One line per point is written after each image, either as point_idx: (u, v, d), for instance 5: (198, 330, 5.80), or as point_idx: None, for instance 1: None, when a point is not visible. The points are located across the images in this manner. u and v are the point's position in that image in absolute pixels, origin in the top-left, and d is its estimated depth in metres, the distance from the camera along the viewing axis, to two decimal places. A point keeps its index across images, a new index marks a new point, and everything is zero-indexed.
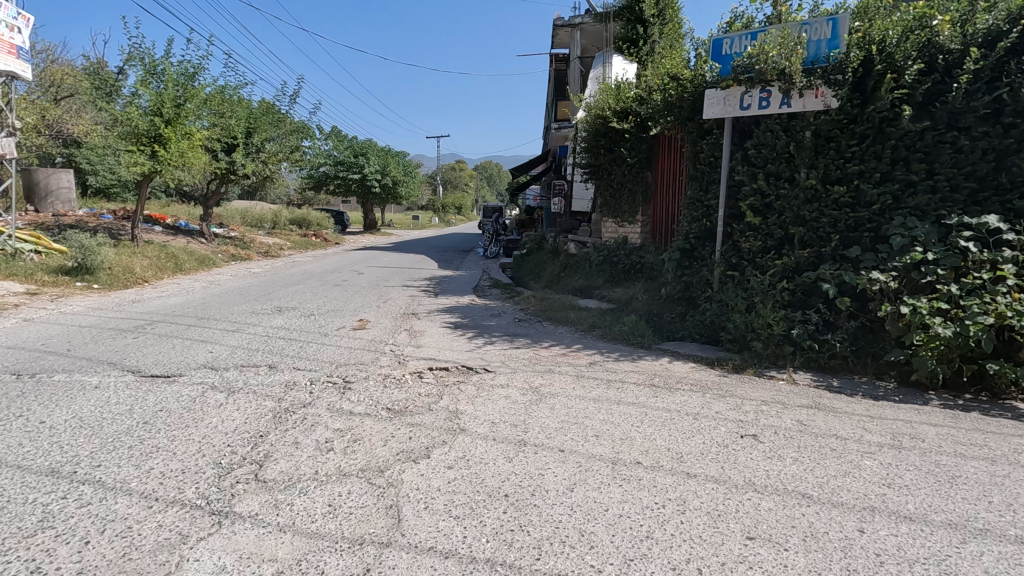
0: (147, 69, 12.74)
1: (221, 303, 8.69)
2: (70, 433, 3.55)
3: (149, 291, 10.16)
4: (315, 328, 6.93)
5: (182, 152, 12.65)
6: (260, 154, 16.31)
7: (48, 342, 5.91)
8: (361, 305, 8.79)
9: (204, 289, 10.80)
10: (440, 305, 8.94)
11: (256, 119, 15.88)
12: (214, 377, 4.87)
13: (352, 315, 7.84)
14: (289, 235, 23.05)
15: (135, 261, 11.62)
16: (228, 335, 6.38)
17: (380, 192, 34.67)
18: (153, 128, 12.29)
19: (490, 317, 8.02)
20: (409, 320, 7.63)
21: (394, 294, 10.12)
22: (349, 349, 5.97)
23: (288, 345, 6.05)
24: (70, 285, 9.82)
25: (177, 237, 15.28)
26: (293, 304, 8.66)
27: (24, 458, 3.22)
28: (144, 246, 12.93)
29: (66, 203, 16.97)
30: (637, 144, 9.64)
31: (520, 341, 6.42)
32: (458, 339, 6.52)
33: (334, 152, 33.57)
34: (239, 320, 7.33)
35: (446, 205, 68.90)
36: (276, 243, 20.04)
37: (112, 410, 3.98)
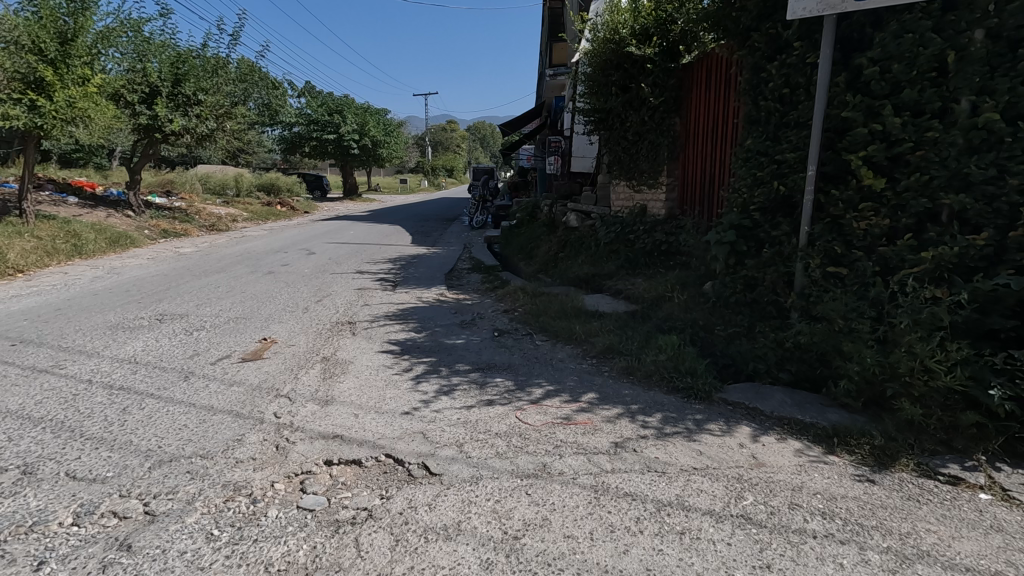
0: None
1: (81, 309, 6.17)
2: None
3: (11, 287, 7.59)
4: (178, 362, 4.44)
5: (71, 101, 9.86)
6: (195, 107, 13.40)
7: None
8: (280, 309, 6.28)
9: (95, 280, 8.27)
10: (392, 307, 6.45)
11: (184, 64, 12.98)
12: None
13: (255, 331, 5.35)
14: (250, 204, 20.31)
15: (13, 244, 9.06)
16: (15, 387, 3.89)
17: (359, 154, 31.53)
18: (28, 70, 9.42)
19: (457, 328, 5.55)
20: (334, 339, 5.15)
21: (339, 286, 7.63)
22: (201, 416, 3.51)
23: (100, 409, 3.57)
24: None
25: (94, 212, 12.59)
26: (185, 310, 6.17)
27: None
28: (37, 223, 10.35)
29: None
30: (663, 78, 6.97)
31: (495, 388, 3.95)
32: (394, 383, 4.06)
33: (306, 109, 30.36)
34: (73, 345, 4.83)
35: (436, 167, 65.32)
36: (231, 214, 17.36)
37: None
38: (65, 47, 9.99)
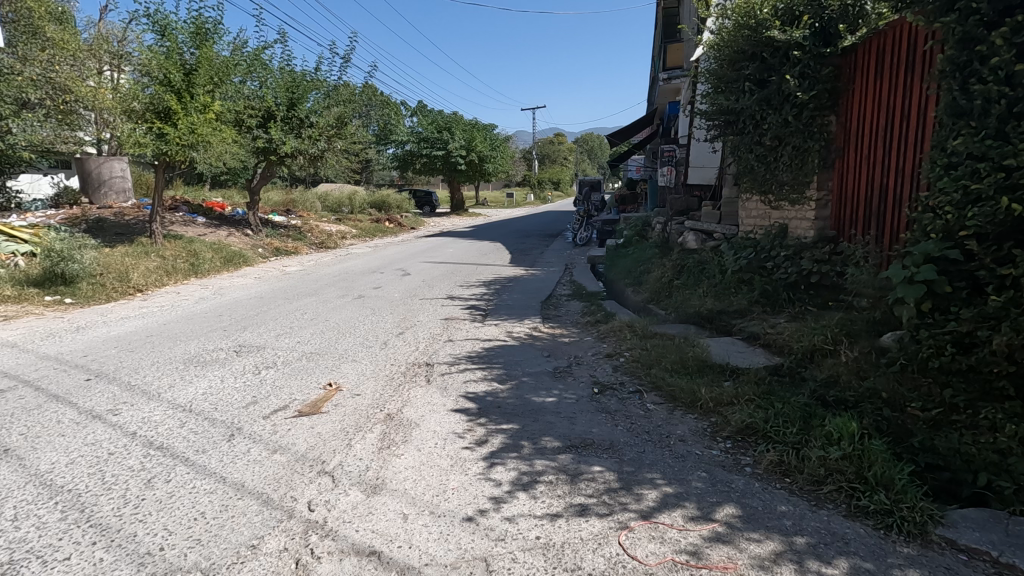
0: (153, 28, 10.57)
1: (170, 337, 6.06)
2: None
3: (126, 306, 7.87)
4: (229, 413, 3.92)
5: (193, 128, 10.41)
6: (308, 129, 13.85)
7: None
8: (358, 343, 5.73)
9: (199, 300, 8.40)
10: (477, 345, 5.64)
11: (298, 87, 13.48)
12: None
13: (323, 373, 4.79)
14: (360, 220, 20.95)
15: (138, 264, 9.53)
16: (58, 439, 3.55)
17: (467, 169, 31.85)
18: (158, 101, 10.26)
19: (548, 380, 4.57)
20: (404, 389, 4.40)
21: (425, 315, 7.00)
22: (225, 500, 2.86)
23: (125, 478, 3.07)
24: (37, 299, 7.74)
25: (218, 231, 13.36)
26: (264, 341, 5.83)
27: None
28: (165, 244, 11.05)
29: (122, 195, 15.93)
30: (814, 67, 5.56)
31: (589, 485, 2.92)
32: (459, 465, 3.18)
33: (418, 128, 31.33)
34: (141, 383, 4.56)
35: (543, 180, 65.22)
36: (341, 231, 17.90)
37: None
38: (189, 78, 10.60)
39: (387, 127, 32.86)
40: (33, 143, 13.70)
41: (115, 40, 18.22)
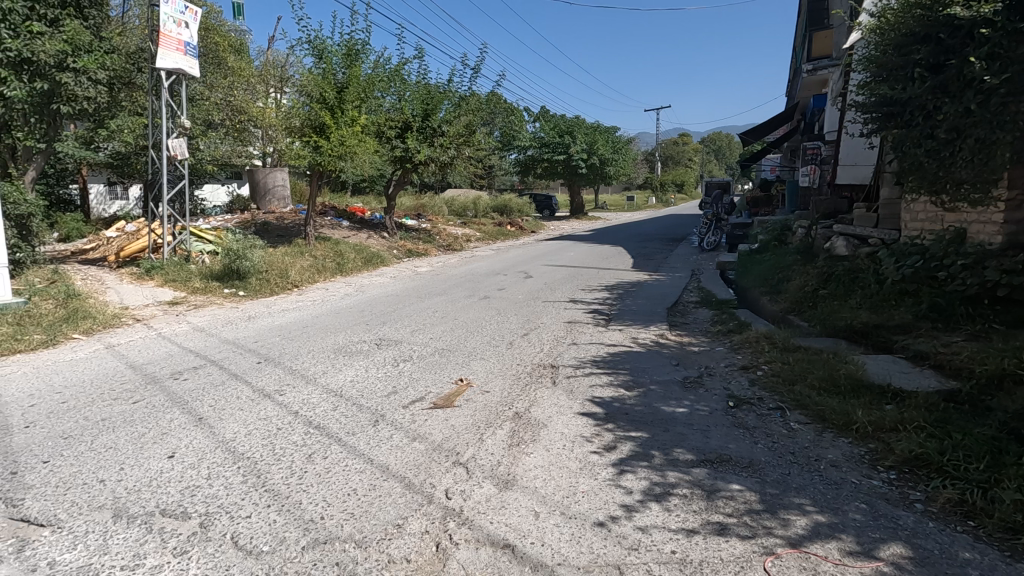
0: (312, 52, 11.89)
1: (322, 328, 6.75)
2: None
3: (287, 300, 8.91)
4: (374, 400, 4.27)
5: (342, 140, 11.53)
6: (440, 138, 14.68)
7: (37, 405, 4.36)
8: (485, 342, 5.95)
9: (345, 296, 9.26)
10: (601, 350, 5.59)
11: (432, 99, 14.33)
12: (71, 556, 2.52)
13: (454, 368, 5.03)
14: (483, 224, 21.75)
15: (295, 263, 10.74)
16: (238, 412, 4.10)
17: (587, 173, 31.71)
18: (314, 117, 11.52)
19: (678, 390, 4.40)
20: (531, 389, 4.49)
21: (548, 317, 7.08)
22: (373, 480, 3.12)
23: (291, 452, 3.48)
24: (217, 292, 9.02)
25: (359, 234, 14.63)
26: (402, 336, 6.28)
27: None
28: (316, 245, 12.33)
29: (282, 201, 18.06)
30: (1009, 44, 4.75)
31: (727, 504, 2.76)
32: (588, 469, 3.16)
33: (540, 133, 31.84)
34: (300, 368, 5.13)
35: (665, 183, 62.96)
36: (466, 234, 18.70)
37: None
38: (341, 95, 11.74)
39: (510, 134, 33.78)
40: (217, 158, 16.02)
41: (280, 65, 20.74)
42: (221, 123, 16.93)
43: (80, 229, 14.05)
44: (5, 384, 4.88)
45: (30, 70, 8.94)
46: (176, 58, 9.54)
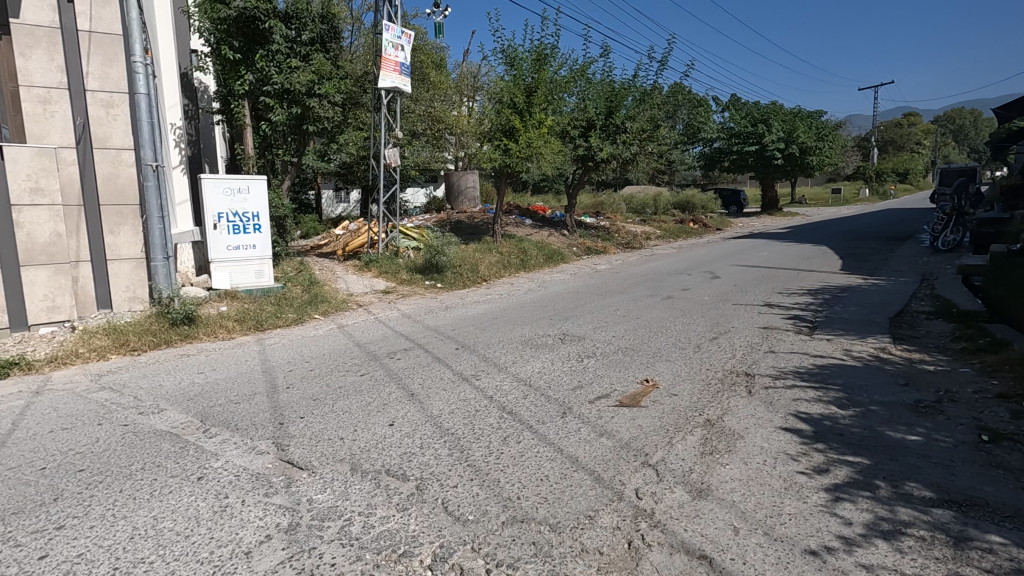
0: (505, 61, 12.67)
1: (510, 320, 7.18)
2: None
3: (477, 292, 9.63)
4: (561, 393, 4.42)
5: (530, 141, 12.08)
6: (622, 134, 14.52)
7: (291, 371, 5.38)
8: (670, 344, 5.75)
9: (528, 291, 9.71)
10: (805, 360, 5.03)
11: (616, 95, 14.23)
12: (322, 497, 3.06)
13: (639, 368, 4.97)
14: (664, 221, 20.97)
15: (484, 258, 11.57)
16: (442, 392, 4.57)
17: (784, 164, 28.62)
18: (505, 121, 12.24)
19: (907, 414, 3.77)
20: (724, 397, 4.22)
21: (739, 321, 6.58)
22: (564, 469, 3.23)
23: (488, 433, 3.77)
24: (419, 283, 10.12)
25: (541, 232, 15.20)
26: (584, 332, 6.37)
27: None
28: (502, 242, 13.14)
29: (472, 202, 19.56)
30: None
31: (983, 557, 2.30)
32: (795, 490, 2.89)
33: (729, 123, 29.59)
34: (492, 356, 5.53)
35: (883, 173, 53.97)
36: (646, 232, 18.23)
37: (110, 563, 2.54)
38: (529, 98, 12.30)
39: (695, 126, 32.00)
40: (419, 164, 17.96)
41: (473, 76, 22.45)
42: (423, 133, 18.92)
43: (316, 228, 16.88)
44: (271, 353, 6.11)
45: (289, 98, 10.99)
46: (392, 77, 10.88)
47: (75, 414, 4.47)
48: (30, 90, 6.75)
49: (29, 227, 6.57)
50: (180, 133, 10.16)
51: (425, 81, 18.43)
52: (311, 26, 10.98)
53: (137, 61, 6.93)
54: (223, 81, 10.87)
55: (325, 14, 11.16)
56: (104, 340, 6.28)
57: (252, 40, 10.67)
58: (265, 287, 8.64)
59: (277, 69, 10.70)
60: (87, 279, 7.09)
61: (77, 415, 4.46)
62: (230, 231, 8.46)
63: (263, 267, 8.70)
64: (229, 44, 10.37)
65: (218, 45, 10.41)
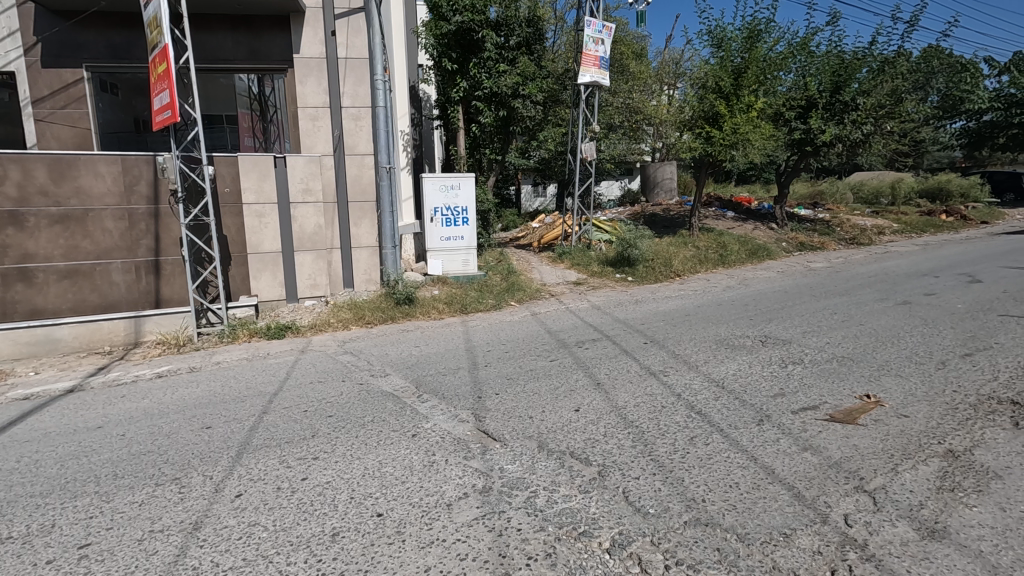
0: (711, 43, 11.91)
1: (704, 318, 6.80)
2: (270, 517, 2.91)
3: (670, 287, 9.31)
4: (758, 398, 4.08)
5: (735, 128, 11.21)
6: (852, 113, 12.58)
7: (490, 350, 5.91)
8: (903, 356, 4.88)
9: (726, 288, 9.07)
10: None
11: (846, 67, 12.36)
12: (512, 467, 3.33)
13: (859, 381, 4.32)
14: (904, 213, 17.66)
15: (679, 252, 11.11)
16: (628, 384, 4.57)
17: None
18: (708, 107, 11.55)
19: None
20: (977, 426, 3.46)
21: (1007, 337, 5.28)
22: (757, 479, 3.00)
23: (674, 430, 3.67)
24: (610, 276, 10.15)
25: (744, 226, 14.03)
26: (791, 336, 5.75)
27: (182, 542, 2.74)
28: (699, 236, 12.47)
29: (668, 194, 18.88)
30: None
31: None
32: None
33: (1009, 89, 23.45)
34: (683, 354, 5.33)
35: None
36: (878, 225, 15.57)
37: (348, 492, 3.13)
38: (738, 80, 11.38)
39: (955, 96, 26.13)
40: (615, 156, 17.92)
41: (674, 63, 21.55)
42: (620, 125, 18.82)
43: (516, 221, 18.02)
44: (473, 334, 6.75)
45: (496, 100, 11.88)
46: (591, 72, 11.03)
47: (326, 371, 5.53)
48: (305, 110, 8.45)
49: (301, 220, 8.25)
50: (408, 139, 11.67)
51: (625, 73, 18.24)
52: (518, 31, 11.67)
53: (378, 80, 8.17)
54: (442, 90, 12.21)
55: (531, 18, 11.75)
56: (348, 313, 7.62)
57: (467, 51, 11.71)
58: (470, 274, 9.56)
59: (487, 75, 11.61)
60: (338, 263, 8.66)
61: (327, 371, 5.53)
62: (444, 224, 9.51)
63: (469, 256, 9.62)
64: (448, 56, 11.58)
65: (440, 58, 11.69)
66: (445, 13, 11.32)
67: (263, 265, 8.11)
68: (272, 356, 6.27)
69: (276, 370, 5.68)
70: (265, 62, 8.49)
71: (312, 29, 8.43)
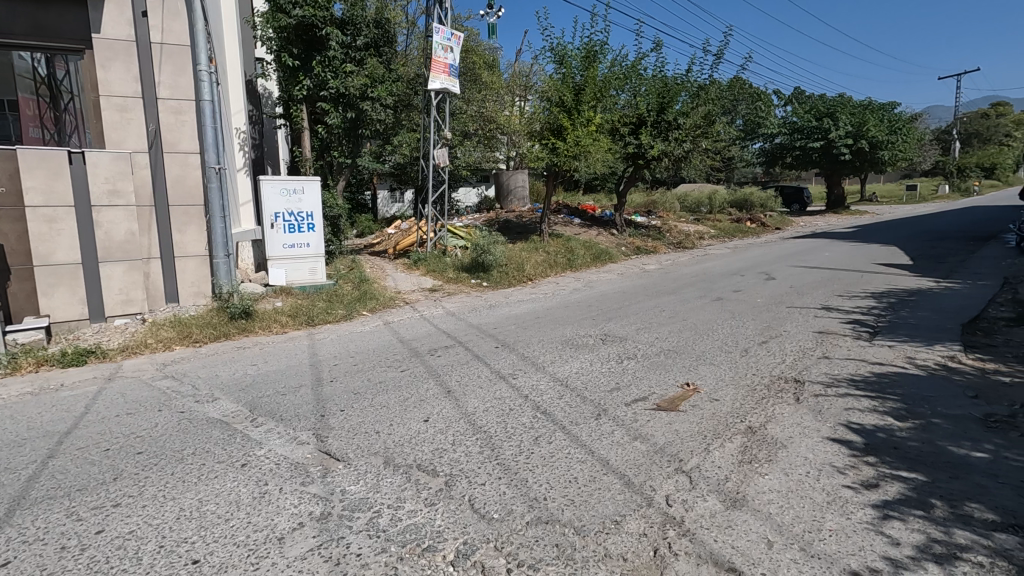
0: (554, 60, 12.63)
1: (553, 320, 7.14)
2: None
3: (524, 291, 9.64)
4: (597, 394, 4.35)
5: (577, 140, 11.98)
6: (675, 131, 14.16)
7: (337, 364, 5.59)
8: (716, 347, 5.55)
9: (574, 290, 9.63)
10: (862, 368, 4.76)
11: (669, 91, 13.88)
12: (355, 488, 3.14)
13: (681, 371, 4.82)
14: (719, 220, 20.30)
15: (530, 257, 11.56)
16: (478, 390, 4.60)
17: (853, 160, 26.80)
18: (553, 120, 12.23)
19: (975, 429, 3.56)
20: (770, 403, 4.04)
21: (793, 326, 6.27)
22: (593, 472, 3.18)
23: (520, 432, 3.76)
24: (466, 282, 10.23)
25: (589, 232, 15.06)
26: (627, 333, 6.26)
27: None
28: (549, 241, 13.12)
29: (521, 201, 19.62)
30: None
31: None
32: (838, 505, 2.76)
33: (792, 117, 28.19)
34: (531, 355, 5.52)
35: (966, 167, 50.05)
36: (699, 231, 17.70)
37: (157, 541, 2.71)
38: (578, 97, 12.20)
39: (755, 121, 30.75)
40: (470, 163, 18.18)
41: (524, 76, 22.50)
42: (474, 133, 19.14)
43: (371, 227, 17.44)
44: (320, 347, 6.35)
45: (344, 101, 11.37)
46: (441, 79, 11.06)
47: (140, 400, 4.80)
48: (109, 99, 7.30)
49: (107, 226, 7.10)
50: (244, 137, 10.67)
51: (477, 82, 18.63)
52: (365, 31, 11.27)
53: (202, 70, 7.34)
54: (284, 87, 11.38)
55: (379, 19, 11.44)
56: (170, 332, 6.71)
57: (310, 48, 11.03)
58: (317, 283, 8.99)
59: (333, 74, 11.05)
60: (157, 275, 7.60)
61: (141, 400, 4.81)
62: (286, 230, 8.84)
63: (317, 265, 9.07)
64: (288, 52, 10.78)
65: (279, 53, 10.88)
66: (284, 5, 10.57)
67: (57, 280, 6.83)
68: (68, 386, 5.29)
69: (72, 404, 4.78)
70: (54, 40, 7.19)
71: (117, 6, 7.32)
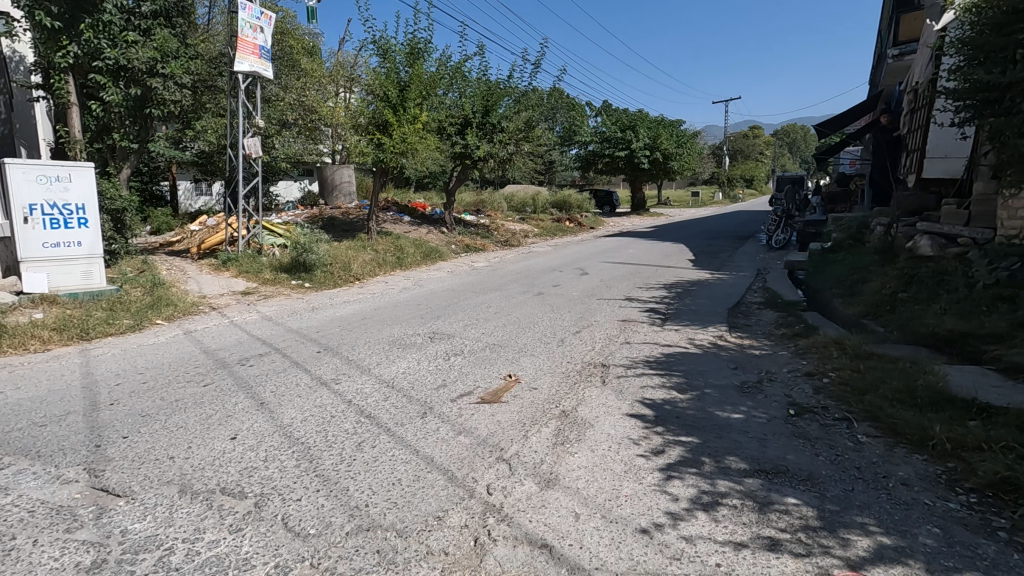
0: (377, 53, 12.28)
1: (380, 320, 6.95)
2: None
3: (351, 292, 9.24)
4: (423, 392, 4.35)
5: (404, 137, 11.82)
6: (499, 134, 14.75)
7: (121, 383, 4.78)
8: (536, 339, 5.91)
9: (403, 289, 9.49)
10: (655, 350, 5.47)
11: (493, 94, 14.41)
12: (139, 526, 2.71)
13: (504, 364, 5.04)
14: (542, 220, 21.68)
15: (357, 256, 11.13)
16: (296, 399, 4.29)
17: (651, 168, 30.63)
18: (378, 115, 11.91)
19: (735, 395, 4.32)
20: (581, 388, 4.42)
21: (602, 316, 6.95)
22: (417, 471, 3.18)
23: (342, 439, 3.59)
24: (285, 283, 9.48)
25: (419, 230, 14.99)
26: (454, 330, 6.35)
27: None
28: (378, 240, 12.77)
29: (347, 197, 18.76)
30: None
31: (781, 518, 2.71)
32: (633, 473, 3.13)
33: (602, 127, 31.22)
34: (356, 358, 5.32)
35: (733, 178, 60.38)
36: (524, 230, 18.71)
37: None
38: (403, 93, 12.03)
39: (571, 129, 33.43)
40: (289, 155, 16.86)
41: (348, 67, 21.53)
42: (294, 123, 17.79)
43: (169, 223, 15.22)
44: (97, 365, 5.36)
45: (126, 76, 9.72)
46: (250, 61, 10.05)
47: None
48: None
49: None
50: None
51: (295, 68, 17.33)
52: None
53: None
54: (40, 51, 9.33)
55: None
56: None
57: (77, 8, 9.13)
58: (95, 289, 7.57)
59: (110, 43, 9.29)
60: None
61: None
62: (47, 226, 7.29)
63: (92, 268, 7.63)
64: (45, 9, 8.82)
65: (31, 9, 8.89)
66: None
67: None
68: None
69: None
70: None
71: None
